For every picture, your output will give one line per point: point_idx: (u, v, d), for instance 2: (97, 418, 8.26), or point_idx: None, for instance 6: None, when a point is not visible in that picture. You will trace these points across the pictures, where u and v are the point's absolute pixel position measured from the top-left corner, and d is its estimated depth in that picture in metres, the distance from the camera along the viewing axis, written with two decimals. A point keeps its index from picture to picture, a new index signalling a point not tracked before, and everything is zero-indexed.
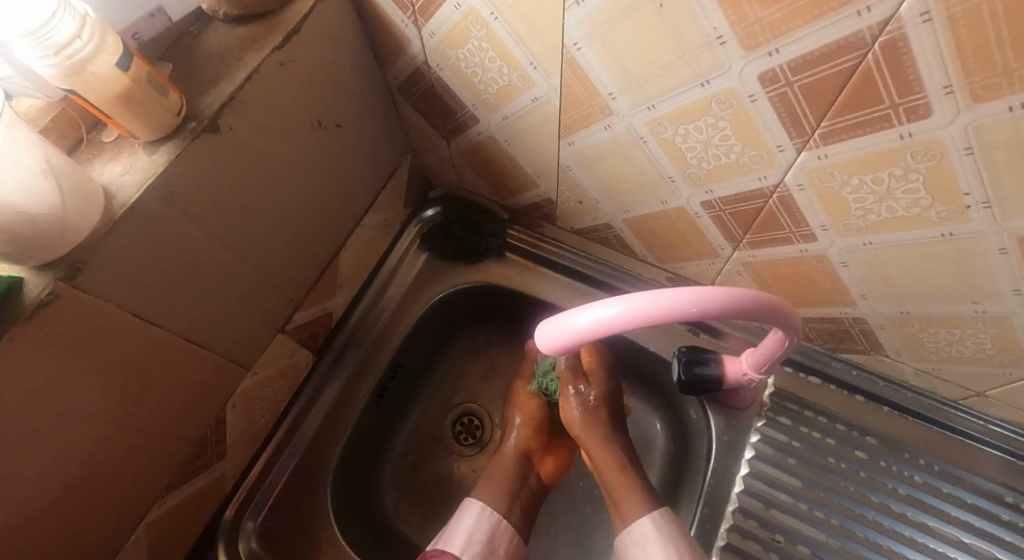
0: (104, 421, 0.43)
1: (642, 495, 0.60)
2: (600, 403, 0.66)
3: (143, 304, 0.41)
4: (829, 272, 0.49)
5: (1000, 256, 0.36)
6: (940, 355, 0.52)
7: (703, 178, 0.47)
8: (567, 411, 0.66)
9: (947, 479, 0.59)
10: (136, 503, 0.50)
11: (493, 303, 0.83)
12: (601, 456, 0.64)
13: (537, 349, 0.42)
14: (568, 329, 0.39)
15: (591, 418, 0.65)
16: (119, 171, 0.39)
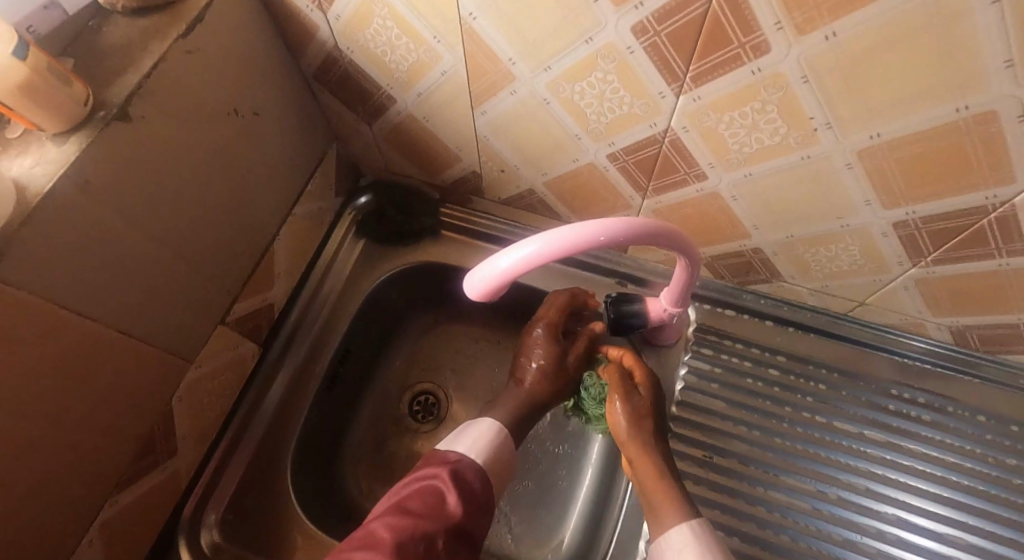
0: (47, 417, 0.43)
1: (679, 500, 0.56)
2: (643, 418, 0.62)
3: (73, 298, 0.41)
4: (724, 208, 0.55)
5: (849, 171, 0.43)
6: (826, 272, 0.59)
7: (605, 132, 0.52)
8: (611, 416, 0.63)
9: (845, 382, 0.67)
10: (88, 503, 0.50)
11: (432, 281, 0.86)
12: (642, 462, 0.60)
13: (471, 297, 0.46)
14: (496, 269, 0.43)
15: (635, 425, 0.61)
16: (29, 164, 0.39)
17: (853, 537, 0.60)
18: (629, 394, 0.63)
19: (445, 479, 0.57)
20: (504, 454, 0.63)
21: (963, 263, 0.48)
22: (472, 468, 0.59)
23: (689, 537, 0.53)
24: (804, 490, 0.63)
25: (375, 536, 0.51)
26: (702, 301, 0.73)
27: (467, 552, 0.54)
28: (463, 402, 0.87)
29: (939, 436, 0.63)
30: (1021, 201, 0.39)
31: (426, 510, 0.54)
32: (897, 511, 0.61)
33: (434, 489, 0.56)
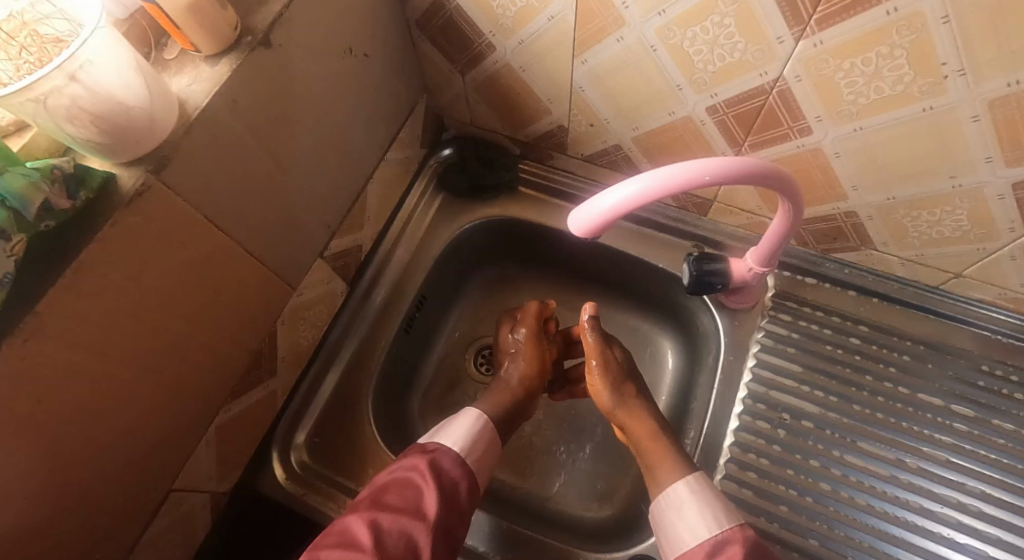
0: (185, 317, 0.48)
1: (676, 457, 0.60)
2: (623, 383, 0.69)
3: (212, 208, 0.46)
4: (824, 167, 0.54)
5: (974, 123, 0.43)
6: (923, 240, 0.58)
7: (710, 82, 0.51)
8: (594, 388, 0.70)
9: (931, 356, 0.66)
10: (207, 407, 0.55)
11: (508, 236, 0.88)
12: (636, 423, 0.65)
13: (587, 220, 0.45)
14: (635, 190, 0.43)
15: (618, 389, 0.68)
16: (187, 82, 0.44)
17: (931, 506, 0.60)
18: (607, 361, 0.70)
19: (424, 471, 0.57)
20: (479, 443, 0.63)
21: None
22: (451, 463, 0.59)
23: (683, 495, 0.56)
24: (882, 457, 0.62)
25: (351, 535, 0.51)
26: (782, 268, 0.72)
27: (446, 549, 0.54)
28: None
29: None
30: None
31: (404, 507, 0.54)
32: (982, 486, 0.60)
33: (412, 482, 0.56)
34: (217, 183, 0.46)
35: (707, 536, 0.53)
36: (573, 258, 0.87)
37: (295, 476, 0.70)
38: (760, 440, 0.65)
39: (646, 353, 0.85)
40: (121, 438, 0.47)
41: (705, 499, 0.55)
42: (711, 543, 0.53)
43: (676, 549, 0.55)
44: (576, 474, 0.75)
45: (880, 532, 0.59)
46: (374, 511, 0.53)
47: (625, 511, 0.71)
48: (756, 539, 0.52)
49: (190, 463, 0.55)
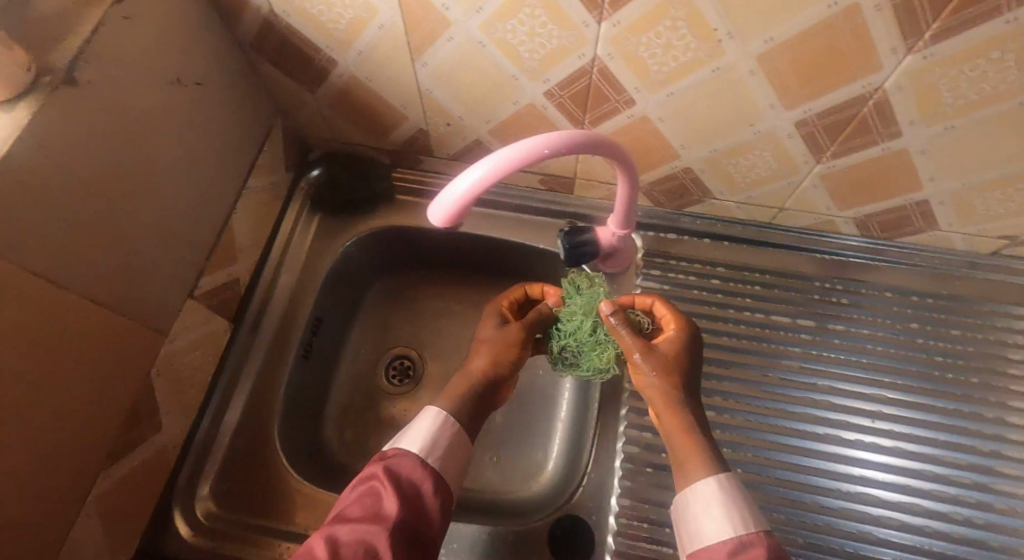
0: (32, 385, 0.45)
1: (704, 452, 0.57)
2: (671, 369, 0.61)
3: (37, 262, 0.44)
4: (654, 131, 0.61)
5: (752, 77, 0.50)
6: (748, 183, 0.66)
7: (540, 68, 0.56)
8: (634, 374, 0.62)
9: (778, 282, 0.75)
10: (82, 474, 0.52)
11: (398, 245, 0.90)
12: (671, 420, 0.59)
13: (449, 209, 0.48)
14: (485, 169, 0.46)
15: (664, 372, 0.60)
16: None
17: (794, 408, 0.69)
18: (647, 348, 0.61)
19: (382, 478, 0.56)
20: (445, 446, 0.60)
21: (854, 153, 0.56)
22: (411, 465, 0.57)
23: (714, 491, 0.54)
24: (752, 377, 0.71)
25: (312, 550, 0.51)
26: (646, 229, 0.79)
27: (412, 550, 0.53)
28: (438, 359, 0.91)
29: (861, 315, 0.72)
30: (889, 85, 0.47)
31: (362, 514, 0.53)
32: (830, 382, 0.70)
33: (370, 490, 0.55)
34: (42, 235, 0.44)
35: (732, 536, 0.52)
36: (462, 254, 0.90)
37: (203, 529, 0.67)
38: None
39: None
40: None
41: (735, 500, 0.53)
42: (734, 543, 0.51)
43: (697, 543, 0.54)
44: (496, 459, 0.78)
45: (758, 440, 0.68)
46: (334, 524, 0.53)
47: (554, 483, 0.75)
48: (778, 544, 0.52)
49: (74, 540, 0.53)
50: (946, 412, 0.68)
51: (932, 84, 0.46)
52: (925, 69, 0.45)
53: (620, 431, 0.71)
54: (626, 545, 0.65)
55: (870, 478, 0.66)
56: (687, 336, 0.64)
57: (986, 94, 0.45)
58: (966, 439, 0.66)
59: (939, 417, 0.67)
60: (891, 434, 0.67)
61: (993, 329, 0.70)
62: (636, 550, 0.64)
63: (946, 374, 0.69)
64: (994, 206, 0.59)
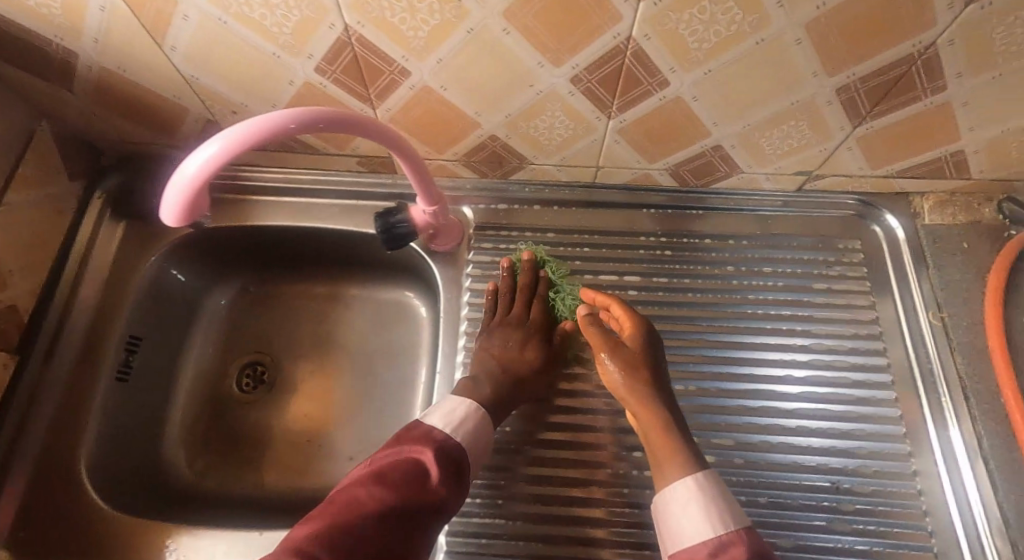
0: None
1: (682, 450, 0.52)
2: (638, 368, 0.56)
3: None
4: (440, 100, 0.58)
5: (508, 36, 0.48)
6: (555, 145, 0.64)
7: (296, 43, 0.51)
8: (606, 378, 0.58)
9: (604, 240, 0.73)
10: None
11: (231, 247, 0.83)
12: (645, 418, 0.55)
13: (176, 191, 0.44)
14: (213, 147, 0.43)
15: (627, 375, 0.56)
16: None
17: None
18: (615, 346, 0.58)
19: (417, 466, 0.50)
20: (475, 428, 0.57)
21: (636, 105, 0.55)
22: (438, 458, 0.52)
23: (693, 491, 0.49)
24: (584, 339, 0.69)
25: (345, 513, 0.46)
26: (476, 202, 0.75)
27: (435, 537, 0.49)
28: (291, 362, 0.87)
29: (704, 265, 0.71)
30: (636, 34, 0.46)
31: (392, 496, 0.47)
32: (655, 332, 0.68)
33: (397, 475, 0.49)
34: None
35: (712, 535, 0.47)
36: (302, 247, 0.84)
37: None
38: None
39: (393, 314, 0.88)
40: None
41: (715, 498, 0.49)
42: (715, 543, 0.47)
43: (678, 544, 0.49)
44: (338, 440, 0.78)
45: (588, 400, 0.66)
46: (367, 483, 0.48)
47: None
48: (762, 546, 0.47)
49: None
50: (762, 345, 0.66)
51: (672, 29, 0.45)
52: (659, 16, 0.44)
53: None
54: (461, 524, 0.62)
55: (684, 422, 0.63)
56: (646, 333, 0.59)
57: (723, 36, 0.46)
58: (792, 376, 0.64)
59: (755, 351, 0.65)
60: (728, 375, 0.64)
61: (814, 269, 0.69)
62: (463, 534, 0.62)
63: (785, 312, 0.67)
64: (779, 144, 0.60)
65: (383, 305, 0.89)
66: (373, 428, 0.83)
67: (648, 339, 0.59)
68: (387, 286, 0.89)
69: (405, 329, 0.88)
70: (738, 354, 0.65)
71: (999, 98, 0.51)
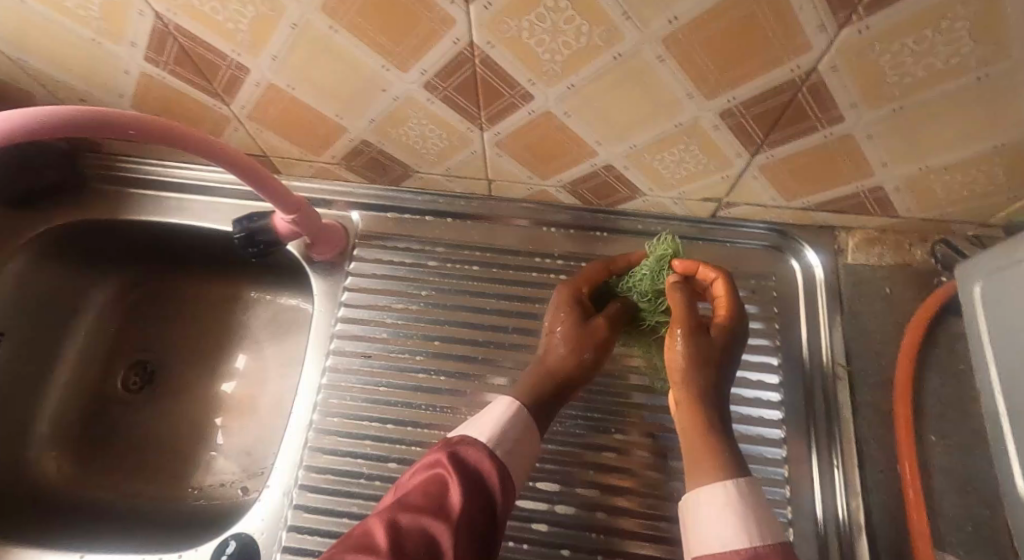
0: None
1: (719, 451, 0.45)
2: (698, 358, 0.48)
3: None
4: (294, 100, 0.52)
5: (335, 34, 0.42)
6: (434, 155, 0.58)
7: (111, 29, 0.46)
8: (668, 354, 0.49)
9: (495, 259, 0.67)
10: None
11: (116, 240, 0.78)
12: (689, 410, 0.47)
13: None
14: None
15: (692, 360, 0.48)
16: None
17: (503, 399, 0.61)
18: (694, 329, 0.49)
19: (448, 471, 0.45)
20: (515, 429, 0.50)
21: (505, 117, 0.49)
22: (423, 503, 0.43)
23: (727, 503, 0.42)
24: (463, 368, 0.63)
25: (371, 536, 0.41)
26: (364, 208, 0.69)
27: None
28: (178, 365, 0.81)
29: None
30: (478, 40, 0.40)
31: (423, 505, 0.43)
32: None
33: (439, 481, 0.44)
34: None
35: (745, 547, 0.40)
36: (190, 246, 0.78)
37: None
38: (345, 384, 0.63)
39: (288, 322, 0.82)
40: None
41: (753, 509, 0.41)
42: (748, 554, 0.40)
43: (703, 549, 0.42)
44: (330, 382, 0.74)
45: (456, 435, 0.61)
46: (416, 498, 0.44)
47: None
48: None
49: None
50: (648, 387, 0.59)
51: (515, 37, 0.40)
52: (496, 20, 0.39)
53: (310, 437, 0.61)
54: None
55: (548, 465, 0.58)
56: (716, 336, 0.50)
57: (574, 48, 0.41)
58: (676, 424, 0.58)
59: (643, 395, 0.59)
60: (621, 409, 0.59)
61: None
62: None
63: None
64: (676, 169, 0.54)
65: (279, 313, 0.82)
66: (249, 446, 0.76)
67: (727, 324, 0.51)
68: (282, 291, 0.82)
69: (299, 339, 0.80)
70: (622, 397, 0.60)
71: (905, 134, 0.44)
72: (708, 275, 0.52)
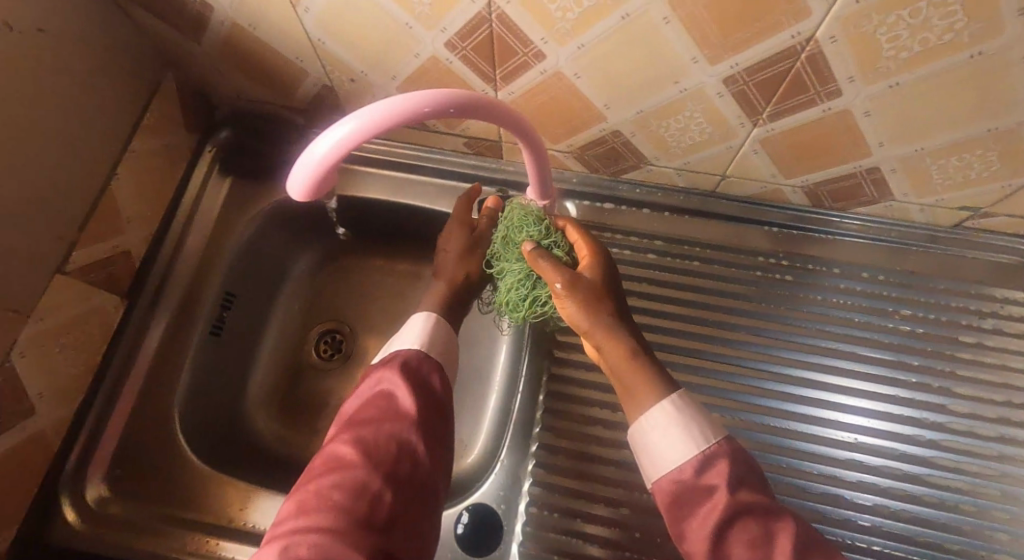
0: None
1: (652, 373, 0.54)
2: (600, 300, 0.56)
3: None
4: (571, 89, 0.54)
5: (667, 25, 0.43)
6: (683, 147, 0.59)
7: (432, 15, 0.49)
8: (562, 309, 0.56)
9: (719, 257, 0.69)
10: None
11: (328, 216, 0.81)
12: (610, 343, 0.55)
13: (369, 117, 0.41)
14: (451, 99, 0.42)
15: (593, 306, 0.55)
16: None
17: (736, 397, 0.64)
18: (577, 277, 0.56)
19: (387, 378, 0.56)
20: (436, 332, 0.61)
21: (794, 114, 0.49)
22: (377, 436, 0.52)
23: (671, 416, 0.52)
24: (677, 359, 0.66)
25: (341, 458, 0.51)
26: (581, 198, 0.72)
27: (442, 432, 0.55)
28: (371, 338, 0.84)
29: (807, 293, 0.67)
30: (822, 35, 0.40)
31: (378, 418, 0.53)
32: (781, 362, 0.64)
33: (382, 391, 0.55)
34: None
35: (696, 454, 0.51)
36: (394, 225, 0.82)
37: (95, 517, 0.62)
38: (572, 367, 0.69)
39: None
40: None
41: (690, 414, 0.52)
42: (700, 459, 0.50)
43: (659, 471, 0.52)
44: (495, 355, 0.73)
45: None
46: (347, 440, 0.52)
47: (477, 462, 0.72)
48: (739, 451, 0.52)
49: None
50: (898, 398, 0.62)
51: (867, 32, 0.39)
52: (857, 15, 0.38)
53: (539, 415, 0.68)
54: (534, 535, 0.62)
55: (795, 466, 0.61)
56: (603, 264, 0.59)
57: (930, 46, 0.39)
58: (898, 428, 0.61)
59: (897, 406, 0.62)
60: (830, 405, 0.63)
61: (963, 318, 0.64)
62: (540, 540, 0.62)
63: (895, 358, 0.64)
64: (953, 175, 0.52)
65: None
66: None
67: (603, 263, 0.59)
68: None
69: None
70: (860, 402, 0.62)
71: None
72: (559, 223, 0.61)
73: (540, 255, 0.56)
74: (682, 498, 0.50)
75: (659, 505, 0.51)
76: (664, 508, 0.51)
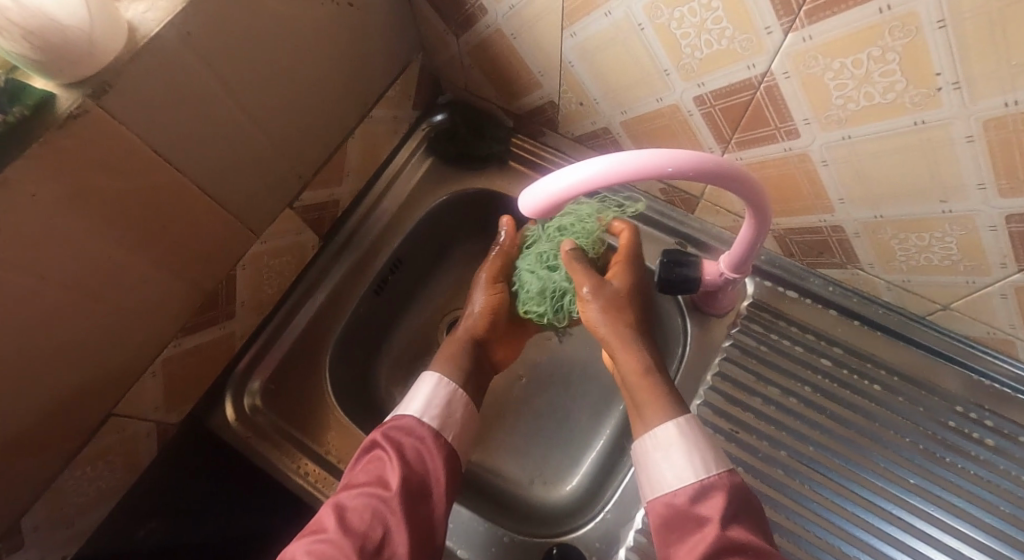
0: (130, 255, 0.49)
1: (663, 396, 0.55)
2: (619, 307, 0.60)
3: (162, 143, 0.47)
4: (810, 175, 0.51)
5: (968, 143, 0.39)
6: (912, 265, 0.53)
7: (697, 69, 0.48)
8: (585, 313, 0.61)
9: (905, 388, 0.62)
10: (154, 337, 0.55)
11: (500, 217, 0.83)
12: (625, 352, 0.58)
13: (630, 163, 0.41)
14: (701, 159, 0.42)
15: (611, 312, 0.60)
16: (142, 10, 0.43)
17: (887, 550, 0.56)
18: (600, 283, 0.61)
19: (384, 445, 0.56)
20: (451, 411, 0.61)
21: None
22: (358, 509, 0.52)
23: (676, 438, 0.52)
24: (825, 482, 0.59)
25: (320, 522, 0.52)
26: (764, 277, 0.68)
27: (422, 515, 0.54)
28: None
29: (1005, 465, 0.57)
30: None
31: (365, 483, 0.54)
32: (956, 533, 0.56)
33: (373, 460, 0.56)
34: (161, 112, 0.46)
35: (693, 481, 0.51)
36: None
37: (247, 420, 0.68)
38: None
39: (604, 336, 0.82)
40: (41, 357, 0.46)
41: (698, 443, 0.52)
42: (697, 487, 0.50)
43: (654, 491, 0.52)
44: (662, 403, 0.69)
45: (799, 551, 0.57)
46: (334, 505, 0.53)
47: (573, 500, 0.70)
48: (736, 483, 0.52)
49: (134, 392, 0.56)
50: None
51: None
52: None
53: None
54: None
55: None
56: (632, 268, 0.63)
57: None
58: None
59: None
60: None
61: None
62: None
63: None
64: None
65: None
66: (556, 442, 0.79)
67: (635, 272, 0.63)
68: None
69: None
70: None
71: None
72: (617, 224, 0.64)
73: (572, 258, 0.62)
74: (675, 523, 0.50)
75: (651, 529, 0.51)
76: (656, 532, 0.51)
